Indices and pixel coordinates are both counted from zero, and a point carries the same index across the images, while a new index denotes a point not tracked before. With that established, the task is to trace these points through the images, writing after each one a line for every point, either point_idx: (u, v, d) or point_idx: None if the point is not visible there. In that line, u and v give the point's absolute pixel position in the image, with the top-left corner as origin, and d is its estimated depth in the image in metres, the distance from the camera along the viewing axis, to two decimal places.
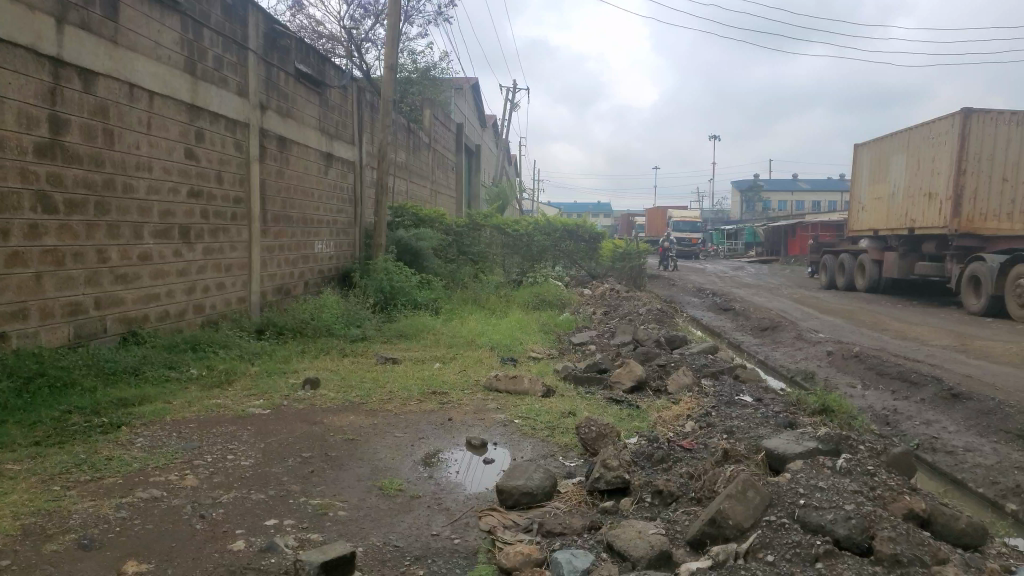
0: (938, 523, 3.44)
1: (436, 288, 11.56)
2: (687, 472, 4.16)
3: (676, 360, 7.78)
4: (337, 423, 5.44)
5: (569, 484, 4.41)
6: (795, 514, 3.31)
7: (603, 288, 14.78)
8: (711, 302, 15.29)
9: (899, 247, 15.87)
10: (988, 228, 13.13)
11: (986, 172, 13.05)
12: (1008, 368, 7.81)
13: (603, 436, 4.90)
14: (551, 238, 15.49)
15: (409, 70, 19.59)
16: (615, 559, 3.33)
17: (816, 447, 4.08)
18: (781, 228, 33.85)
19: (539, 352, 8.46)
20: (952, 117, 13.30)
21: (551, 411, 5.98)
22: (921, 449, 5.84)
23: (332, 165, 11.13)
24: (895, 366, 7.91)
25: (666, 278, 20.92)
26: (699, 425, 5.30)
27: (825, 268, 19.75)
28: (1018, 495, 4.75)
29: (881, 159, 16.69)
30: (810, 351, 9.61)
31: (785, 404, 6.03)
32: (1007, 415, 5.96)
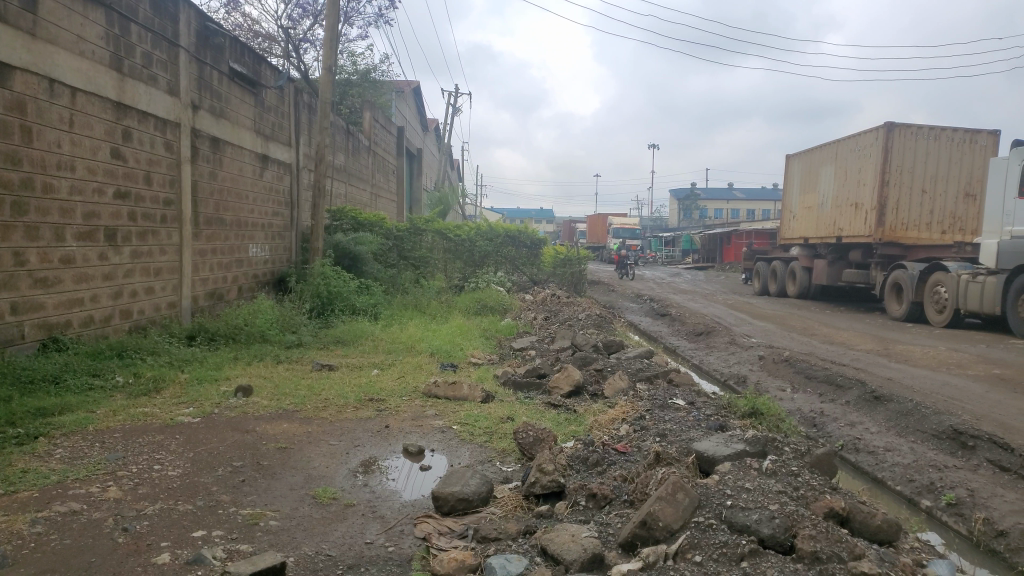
0: (856, 521, 3.57)
1: (375, 293, 11.44)
2: (621, 475, 4.23)
3: (613, 365, 7.89)
4: (270, 432, 5.33)
5: (505, 489, 4.43)
6: (722, 514, 3.40)
7: (544, 293, 14.88)
8: (649, 308, 15.54)
9: (828, 254, 16.47)
10: (909, 237, 13.71)
11: (908, 183, 13.62)
12: (926, 371, 8.18)
13: (540, 441, 4.92)
14: (493, 243, 15.54)
15: (349, 72, 19.45)
16: (548, 563, 3.36)
17: (743, 449, 4.20)
18: (717, 235, 34.64)
19: (479, 358, 8.45)
20: (877, 130, 13.84)
21: (490, 417, 5.99)
22: (845, 450, 6.08)
23: (268, 167, 10.93)
24: (823, 370, 8.18)
25: (606, 284, 21.18)
26: (634, 428, 5.38)
27: (759, 275, 20.34)
28: (932, 492, 4.99)
29: (811, 170, 17.25)
30: (742, 356, 9.85)
31: (716, 408, 6.18)
32: (924, 416, 6.22)
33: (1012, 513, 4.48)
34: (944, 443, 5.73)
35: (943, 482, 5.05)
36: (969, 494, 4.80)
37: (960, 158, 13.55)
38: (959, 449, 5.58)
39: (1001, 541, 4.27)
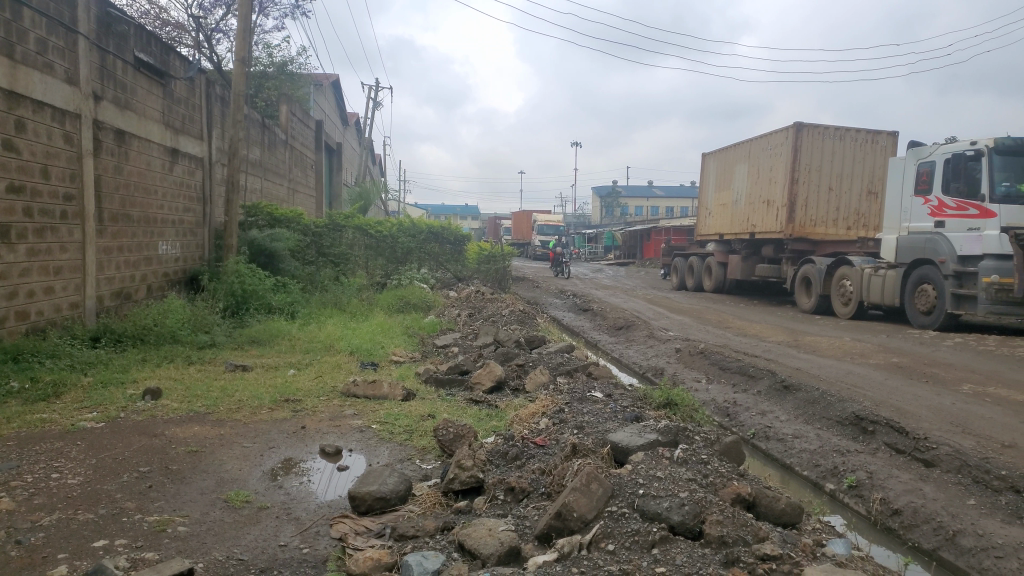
0: (761, 506, 3.71)
1: (292, 291, 11.18)
2: (540, 468, 4.27)
3: (534, 360, 7.95)
4: (180, 435, 5.15)
5: (424, 486, 4.41)
6: (635, 503, 3.48)
7: (467, 290, 14.90)
8: (571, 304, 15.72)
9: (742, 250, 17.05)
10: (817, 233, 14.32)
11: (816, 181, 14.21)
12: (832, 360, 8.58)
13: (460, 437, 4.91)
14: (416, 239, 15.43)
15: (264, 64, 18.96)
16: (465, 558, 3.36)
17: (656, 439, 4.31)
18: (637, 232, 35.42)
19: (401, 356, 8.39)
20: (787, 130, 14.38)
21: (411, 415, 5.95)
22: (756, 438, 6.31)
23: (178, 161, 10.54)
24: (736, 361, 8.46)
25: (529, 280, 21.33)
26: (553, 422, 5.45)
27: (677, 270, 20.90)
28: (836, 476, 5.24)
29: (725, 168, 17.79)
30: (660, 348, 10.10)
31: (633, 399, 6.32)
32: (829, 403, 6.52)
33: (906, 492, 4.75)
34: (847, 429, 6.02)
35: (845, 465, 5.32)
36: (868, 476, 5.07)
37: (863, 158, 14.24)
38: (860, 434, 5.87)
39: (897, 519, 4.53)
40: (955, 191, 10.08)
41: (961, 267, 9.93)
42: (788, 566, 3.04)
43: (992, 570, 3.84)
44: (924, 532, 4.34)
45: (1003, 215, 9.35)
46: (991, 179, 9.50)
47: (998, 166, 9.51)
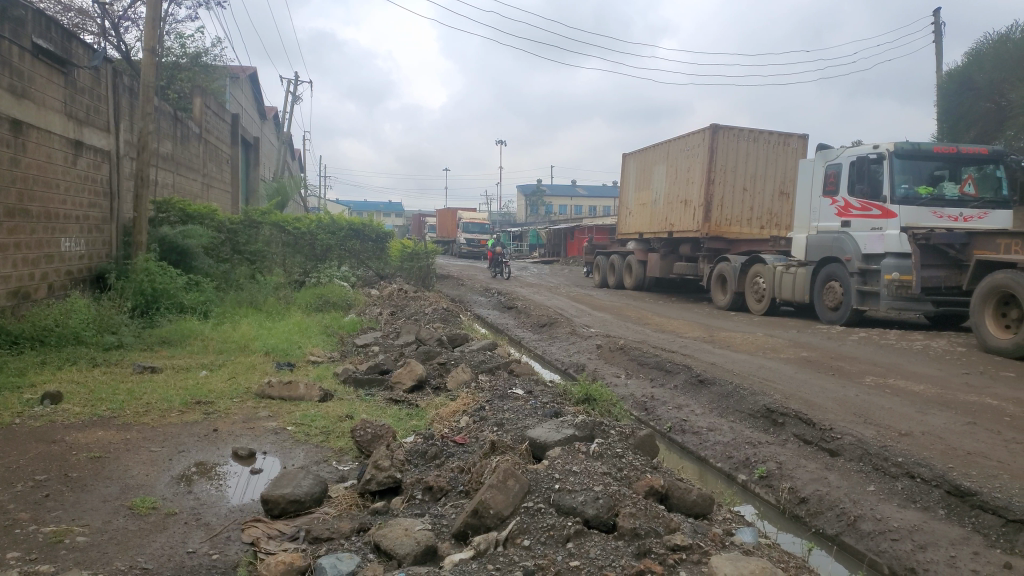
0: (673, 497, 3.81)
1: (206, 290, 10.81)
2: (458, 466, 4.26)
3: (455, 358, 7.94)
4: (81, 441, 4.90)
5: (341, 488, 4.33)
6: (551, 498, 3.52)
7: (390, 288, 14.75)
8: (496, 302, 15.73)
9: (661, 249, 17.45)
10: (732, 232, 14.79)
11: (731, 182, 14.65)
12: (744, 355, 8.88)
13: (378, 437, 4.85)
14: (337, 237, 15.17)
15: (177, 55, 18.38)
16: (381, 559, 3.32)
17: (572, 434, 4.37)
18: (561, 231, 35.84)
19: (319, 355, 8.23)
20: (704, 132, 14.76)
21: (328, 416, 5.84)
22: (672, 431, 6.48)
23: (82, 153, 10.03)
24: (654, 357, 8.64)
25: (453, 278, 21.25)
26: (473, 420, 5.44)
27: (599, 268, 21.23)
28: (748, 466, 5.43)
29: (644, 168, 18.16)
30: (582, 345, 10.23)
31: (552, 395, 6.38)
32: (741, 396, 6.74)
33: (812, 480, 4.96)
34: (758, 421, 6.24)
35: (756, 456, 5.51)
36: (777, 466, 5.28)
37: (775, 160, 14.79)
38: (771, 426, 6.10)
39: (803, 507, 4.73)
40: (860, 192, 10.56)
41: (865, 264, 10.45)
42: (697, 555, 3.12)
43: (890, 552, 4.05)
44: (828, 518, 4.54)
45: (902, 215, 9.86)
46: (892, 181, 9.98)
47: (898, 169, 9.99)
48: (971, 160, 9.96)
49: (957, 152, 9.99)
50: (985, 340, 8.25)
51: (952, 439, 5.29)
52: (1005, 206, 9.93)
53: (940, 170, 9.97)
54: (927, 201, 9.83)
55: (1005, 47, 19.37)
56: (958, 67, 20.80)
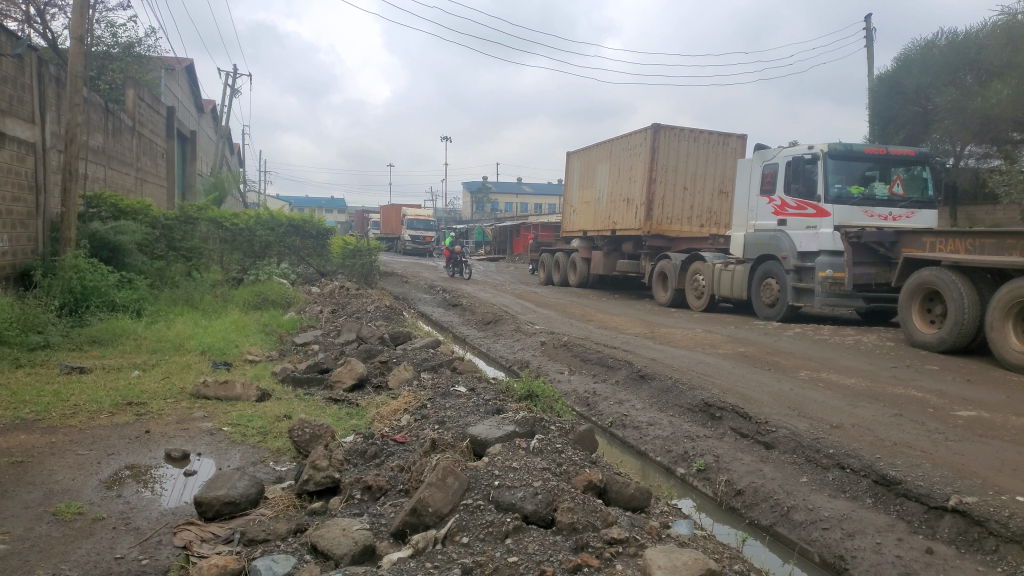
0: (611, 491, 3.86)
1: (139, 287, 10.47)
2: (398, 465, 4.23)
3: (398, 356, 7.87)
4: (3, 445, 4.70)
5: (278, 489, 4.25)
6: (490, 495, 3.52)
7: (331, 285, 14.55)
8: (440, 299, 15.65)
9: (604, 246, 17.63)
10: (673, 230, 15.05)
11: (672, 181, 14.90)
12: (684, 351, 9.05)
13: (317, 437, 4.78)
14: (276, 233, 14.88)
15: (108, 44, 17.79)
16: (318, 560, 3.28)
17: (513, 431, 4.39)
18: (506, 228, 35.87)
19: (257, 354, 8.07)
20: (645, 131, 14.97)
21: (265, 416, 5.73)
22: (614, 426, 6.57)
23: (4, 145, 9.60)
24: (596, 353, 8.72)
25: (397, 275, 21.07)
26: (415, 418, 5.41)
27: (543, 266, 21.34)
28: (686, 460, 5.55)
29: (588, 167, 18.32)
30: (526, 342, 10.26)
31: (495, 393, 6.39)
32: (681, 391, 6.87)
33: (748, 473, 5.08)
34: (696, 416, 6.37)
35: (694, 450, 5.62)
36: (714, 459, 5.39)
37: (714, 159, 15.08)
38: (708, 420, 6.23)
39: (739, 499, 4.86)
40: (795, 191, 10.85)
41: (800, 262, 10.76)
42: (634, 548, 3.16)
43: (820, 541, 4.18)
44: (762, 509, 4.67)
45: (835, 214, 10.18)
46: (826, 180, 10.28)
47: (831, 169, 10.30)
48: (899, 161, 10.34)
49: (886, 154, 10.36)
50: (912, 334, 8.57)
51: (880, 431, 5.49)
52: (930, 205, 10.34)
53: (871, 171, 10.32)
54: (858, 200, 10.16)
55: (930, 53, 20.14)
56: (888, 72, 21.54)
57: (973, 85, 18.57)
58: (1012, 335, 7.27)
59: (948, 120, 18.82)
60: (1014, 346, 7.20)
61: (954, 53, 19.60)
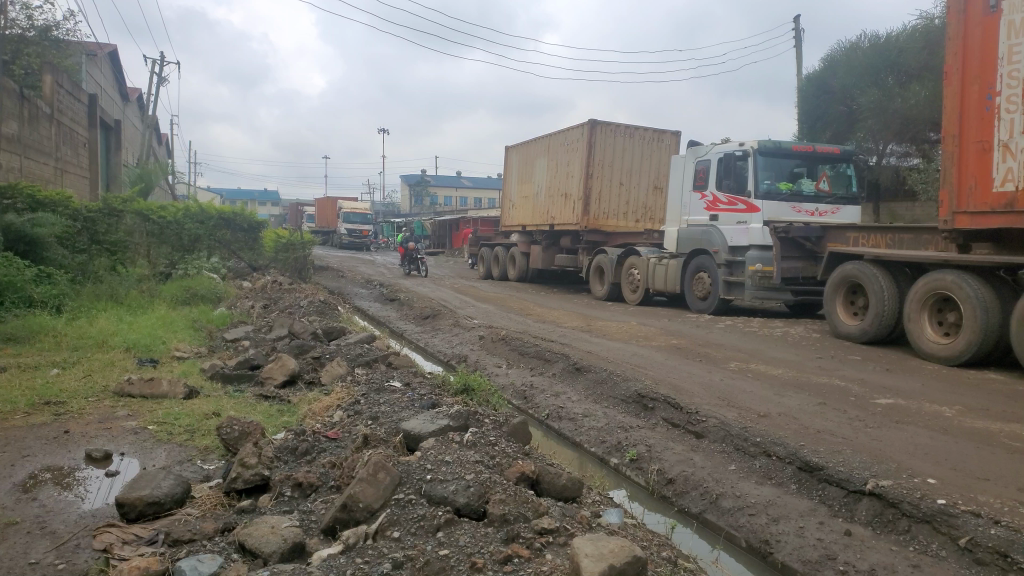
0: (544, 482, 3.90)
1: (60, 282, 10.04)
2: (330, 461, 4.19)
3: (331, 351, 7.76)
4: None
5: (205, 488, 4.15)
6: (422, 489, 3.52)
7: (263, 280, 14.26)
8: (377, 294, 15.50)
9: (542, 241, 17.73)
10: (609, 225, 15.25)
11: (608, 176, 15.09)
12: (619, 343, 9.19)
13: (246, 435, 4.68)
14: (206, 226, 14.50)
15: (23, 27, 17.15)
16: (246, 558, 3.22)
17: (445, 425, 4.40)
18: (446, 222, 35.72)
19: (184, 351, 7.85)
20: (582, 126, 15.10)
21: (192, 413, 5.58)
22: (549, 418, 6.65)
23: None
24: (533, 346, 8.78)
25: (333, 270, 20.77)
26: (347, 414, 5.36)
27: (482, 260, 21.34)
28: (619, 450, 5.65)
29: (526, 162, 18.39)
30: (464, 336, 10.24)
31: (431, 387, 6.38)
32: (615, 382, 6.97)
33: (678, 462, 5.20)
34: (630, 406, 6.48)
35: (627, 440, 5.73)
36: (646, 449, 5.51)
37: (649, 155, 15.34)
38: (641, 411, 6.35)
39: (670, 487, 4.97)
40: (726, 187, 11.13)
41: (731, 256, 11.06)
42: (564, 537, 3.20)
43: (747, 526, 4.32)
44: (692, 497, 4.79)
45: (765, 210, 10.48)
46: (756, 177, 10.57)
47: (761, 166, 10.58)
48: (825, 159, 10.69)
49: (813, 151, 10.69)
50: (836, 326, 8.88)
51: (804, 419, 5.69)
52: (854, 202, 10.73)
53: (799, 167, 10.64)
54: (787, 196, 10.49)
55: (855, 55, 20.77)
56: (815, 72, 22.21)
57: (893, 87, 19.29)
58: (927, 326, 7.62)
59: (870, 120, 19.51)
60: (929, 336, 7.55)
61: (876, 54, 20.21)
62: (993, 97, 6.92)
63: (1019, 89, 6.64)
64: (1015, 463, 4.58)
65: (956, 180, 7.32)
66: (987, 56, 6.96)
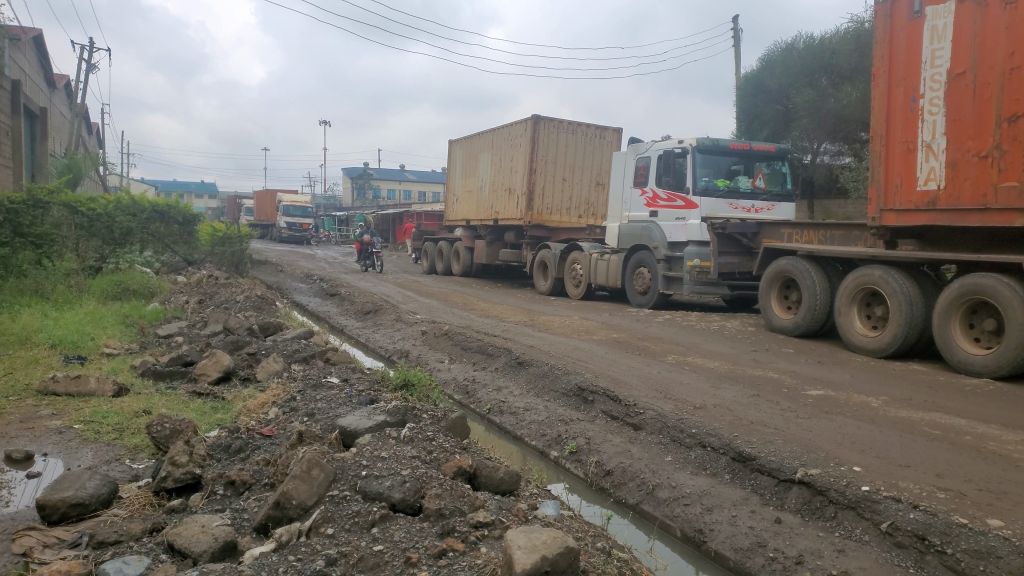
0: (481, 476, 3.92)
1: None
2: (264, 459, 4.13)
3: (268, 347, 7.62)
4: None
5: (133, 488, 4.03)
6: (357, 485, 3.50)
7: (199, 274, 13.89)
8: (317, 288, 15.27)
9: (486, 235, 17.74)
10: (552, 220, 15.33)
11: (551, 172, 15.18)
12: (561, 338, 9.25)
13: (177, 433, 4.55)
14: (138, 219, 14.05)
15: None
16: (175, 559, 3.14)
17: (383, 421, 4.39)
18: (389, 216, 35.38)
19: (114, 348, 7.59)
20: (526, 122, 15.13)
21: (121, 412, 5.40)
22: (491, 413, 6.68)
23: None
24: (476, 341, 8.78)
25: (273, 264, 20.36)
26: (283, 411, 5.28)
27: (426, 254, 21.22)
28: (559, 443, 5.71)
29: (470, 156, 18.36)
30: (406, 332, 10.17)
31: (371, 382, 6.32)
32: (557, 376, 7.03)
33: (617, 453, 5.29)
34: (570, 400, 6.55)
35: (567, 433, 5.79)
36: (585, 441, 5.58)
37: (591, 151, 15.50)
38: (581, 404, 6.42)
39: (608, 479, 5.05)
40: (666, 184, 11.31)
41: (670, 252, 11.27)
42: (499, 530, 3.22)
43: (682, 517, 4.41)
44: (629, 488, 4.88)
45: (703, 207, 10.71)
46: (694, 174, 10.78)
47: (700, 163, 10.79)
48: (761, 157, 10.94)
49: (749, 149, 10.93)
50: (771, 320, 9.13)
51: (738, 410, 5.85)
52: (788, 199, 11.03)
53: (736, 165, 10.87)
54: (724, 193, 10.72)
55: (791, 55, 21.25)
56: (753, 72, 22.68)
57: (827, 88, 19.84)
58: (856, 319, 7.90)
59: (804, 119, 20.06)
60: (858, 329, 7.83)
61: (811, 56, 20.71)
62: (917, 100, 7.20)
63: (941, 92, 6.93)
64: (933, 450, 4.80)
65: (883, 179, 7.59)
66: (912, 60, 7.23)
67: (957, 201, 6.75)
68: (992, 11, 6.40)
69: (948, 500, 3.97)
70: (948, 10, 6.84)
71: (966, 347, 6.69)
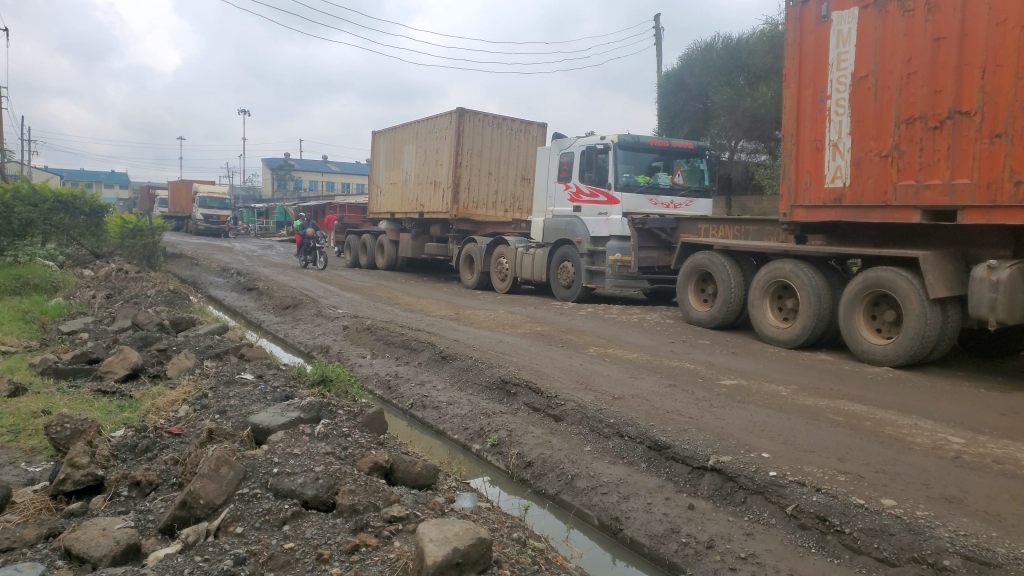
0: (397, 470, 3.90)
1: None
2: (172, 458, 4.00)
3: (179, 343, 7.36)
4: None
5: (28, 492, 3.84)
6: (268, 483, 3.43)
7: (107, 268, 13.29)
8: (234, 282, 14.84)
9: (411, 229, 17.58)
10: (478, 214, 15.31)
11: (476, 165, 15.16)
12: (484, 331, 9.27)
13: (79, 433, 4.36)
14: (40, 210, 13.33)
15: None
16: (72, 564, 3.01)
17: (297, 417, 4.33)
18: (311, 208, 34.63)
19: (12, 346, 7.20)
20: (450, 115, 15.06)
21: (18, 412, 5.14)
22: (414, 408, 6.65)
23: None
24: (400, 336, 8.70)
25: (188, 257, 19.66)
26: (194, 408, 5.12)
27: (350, 248, 20.89)
28: (481, 436, 5.74)
29: (394, 149, 18.17)
30: (327, 327, 10.00)
31: (287, 378, 6.20)
32: (480, 369, 7.04)
33: (537, 445, 5.35)
34: (493, 393, 6.58)
35: (489, 426, 5.82)
36: (506, 433, 5.62)
37: (516, 146, 15.57)
38: (504, 397, 6.45)
39: (528, 470, 5.10)
40: (589, 180, 11.46)
41: (593, 246, 11.46)
42: (413, 524, 3.21)
43: (599, 505, 4.50)
44: (549, 478, 4.94)
45: (624, 202, 10.90)
46: (616, 170, 10.95)
47: (621, 159, 10.97)
48: (680, 154, 11.21)
49: (669, 146, 11.17)
50: (688, 313, 9.38)
51: (656, 401, 5.99)
52: (706, 195, 11.34)
53: (656, 161, 11.11)
54: (645, 189, 10.94)
55: (710, 55, 21.86)
56: (674, 70, 23.18)
57: (744, 87, 20.44)
58: (768, 312, 8.20)
59: (723, 117, 20.63)
60: (770, 321, 8.13)
61: (729, 56, 21.35)
62: (825, 101, 7.50)
63: (846, 94, 7.24)
64: (836, 435, 5.04)
65: (793, 177, 7.89)
66: (820, 62, 7.53)
67: (861, 198, 7.07)
68: (891, 17, 6.73)
69: (847, 483, 4.18)
70: (853, 16, 7.16)
71: (867, 336, 7.04)
